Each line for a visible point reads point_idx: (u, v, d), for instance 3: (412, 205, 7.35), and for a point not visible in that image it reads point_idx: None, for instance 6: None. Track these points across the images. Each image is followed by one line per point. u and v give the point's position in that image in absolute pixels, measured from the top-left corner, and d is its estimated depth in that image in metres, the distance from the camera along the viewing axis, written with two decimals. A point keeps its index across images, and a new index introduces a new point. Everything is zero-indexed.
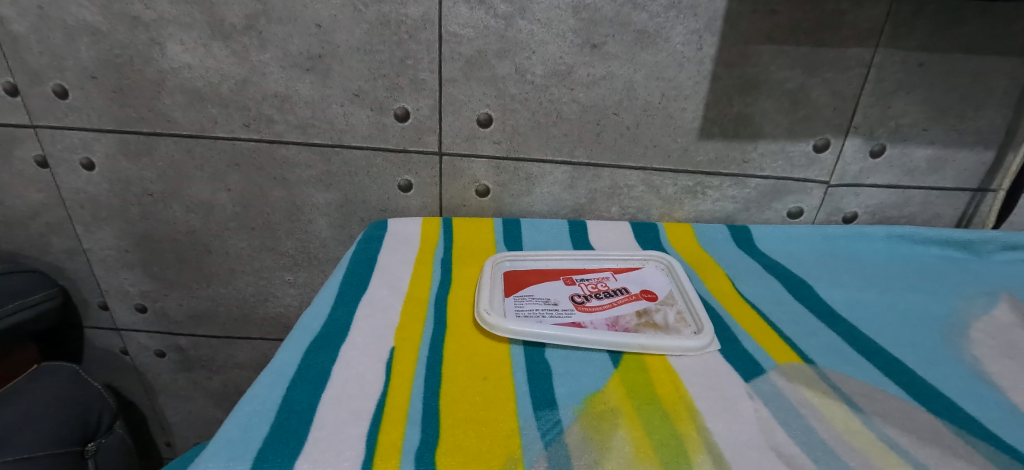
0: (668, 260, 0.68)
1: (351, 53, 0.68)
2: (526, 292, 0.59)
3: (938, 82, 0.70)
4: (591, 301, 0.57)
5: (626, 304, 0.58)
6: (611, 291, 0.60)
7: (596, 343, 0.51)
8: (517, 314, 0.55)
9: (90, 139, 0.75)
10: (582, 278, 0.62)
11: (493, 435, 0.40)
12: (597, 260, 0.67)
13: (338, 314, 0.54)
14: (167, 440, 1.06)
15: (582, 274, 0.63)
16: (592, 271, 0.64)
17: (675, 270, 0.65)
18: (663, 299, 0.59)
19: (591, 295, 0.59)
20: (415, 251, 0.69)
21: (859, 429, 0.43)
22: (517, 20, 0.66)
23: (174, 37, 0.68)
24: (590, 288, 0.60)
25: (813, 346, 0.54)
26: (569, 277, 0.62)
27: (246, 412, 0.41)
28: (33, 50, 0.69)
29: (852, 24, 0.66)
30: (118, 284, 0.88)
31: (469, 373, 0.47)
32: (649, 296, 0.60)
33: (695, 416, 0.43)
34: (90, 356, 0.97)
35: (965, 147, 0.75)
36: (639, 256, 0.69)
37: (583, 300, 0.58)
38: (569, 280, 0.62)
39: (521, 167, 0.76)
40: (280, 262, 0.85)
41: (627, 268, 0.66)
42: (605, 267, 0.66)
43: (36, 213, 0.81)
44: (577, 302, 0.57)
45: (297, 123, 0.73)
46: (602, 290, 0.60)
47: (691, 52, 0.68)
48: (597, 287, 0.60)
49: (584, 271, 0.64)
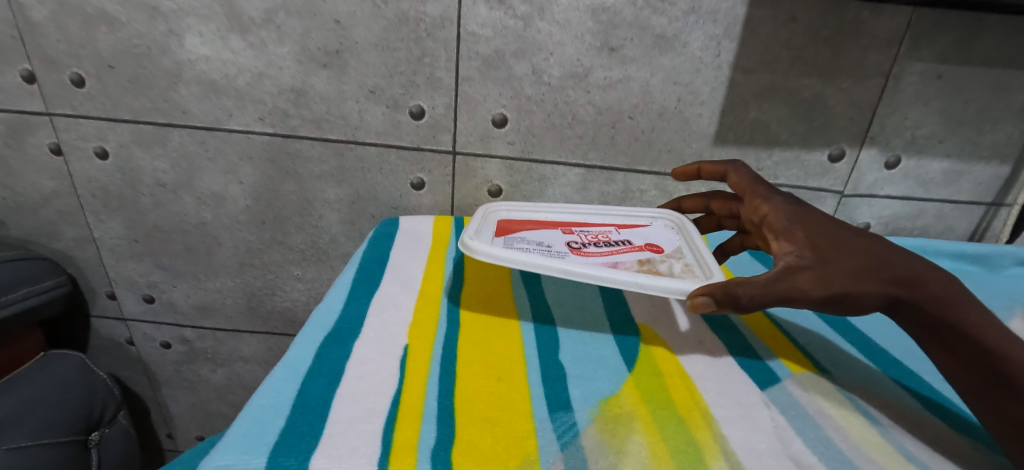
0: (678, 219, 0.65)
1: (368, 49, 0.68)
2: (522, 236, 0.57)
3: (957, 94, 0.70)
4: (588, 248, 0.55)
5: (630, 252, 0.55)
6: (612, 242, 0.57)
7: (589, 276, 0.48)
8: (507, 247, 0.53)
9: (104, 128, 0.75)
10: (583, 231, 0.60)
11: (508, 436, 0.40)
12: (602, 219, 0.65)
13: (351, 310, 0.54)
14: (169, 432, 1.05)
15: (583, 228, 0.61)
16: (596, 227, 0.62)
17: (685, 227, 0.62)
18: (671, 251, 0.56)
19: (591, 242, 0.57)
20: (427, 249, 0.68)
21: (877, 442, 0.42)
22: (536, 21, 0.66)
23: (192, 28, 0.68)
24: (589, 239, 0.58)
25: (827, 356, 0.54)
26: (569, 229, 0.60)
27: (259, 406, 0.40)
28: (50, 37, 0.69)
29: (871, 34, 0.66)
30: (127, 274, 0.88)
31: (484, 372, 0.47)
32: (654, 249, 0.56)
33: (712, 424, 0.43)
34: (95, 344, 0.96)
35: (981, 161, 0.74)
36: (647, 216, 0.66)
37: (580, 246, 0.55)
38: (569, 231, 0.60)
39: (534, 168, 0.76)
40: (290, 257, 0.85)
41: (633, 225, 0.63)
42: (611, 225, 0.63)
43: (48, 201, 0.81)
44: (573, 247, 0.55)
45: (312, 118, 0.73)
46: (602, 241, 0.57)
47: (709, 58, 0.68)
48: (598, 238, 0.58)
49: (586, 224, 0.63)
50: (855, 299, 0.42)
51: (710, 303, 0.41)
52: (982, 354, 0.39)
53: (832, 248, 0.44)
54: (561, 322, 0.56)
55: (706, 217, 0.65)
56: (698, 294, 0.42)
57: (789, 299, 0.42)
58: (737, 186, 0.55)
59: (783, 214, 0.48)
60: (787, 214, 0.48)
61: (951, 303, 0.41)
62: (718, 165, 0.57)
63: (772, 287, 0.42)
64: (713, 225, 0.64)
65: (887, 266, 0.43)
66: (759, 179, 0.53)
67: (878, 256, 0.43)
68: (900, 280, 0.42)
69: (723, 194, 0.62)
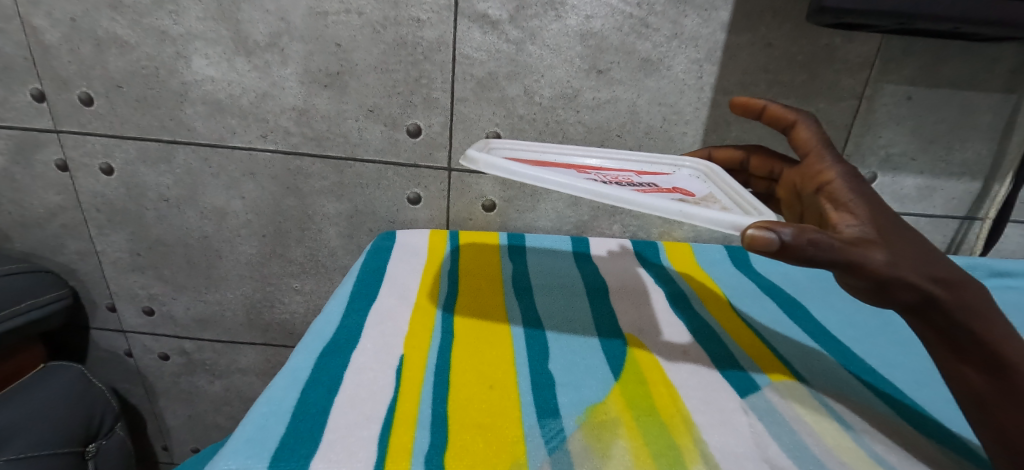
0: (704, 167, 0.57)
1: (368, 71, 0.72)
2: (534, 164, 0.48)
3: (927, 115, 0.73)
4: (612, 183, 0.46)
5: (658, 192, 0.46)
6: (636, 183, 0.48)
7: (620, 200, 0.40)
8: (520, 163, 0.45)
9: (110, 145, 0.78)
10: (600, 171, 0.51)
11: (499, 441, 0.42)
12: (618, 164, 0.56)
13: (350, 322, 0.56)
14: (164, 444, 1.06)
15: (600, 169, 0.52)
16: (613, 169, 0.53)
17: (713, 176, 0.55)
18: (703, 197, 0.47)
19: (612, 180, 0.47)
20: (423, 262, 0.71)
21: (850, 446, 0.44)
22: (528, 45, 0.70)
23: (199, 51, 0.71)
24: (610, 178, 0.49)
25: (805, 364, 0.56)
26: (585, 168, 0.51)
27: (262, 413, 0.42)
28: (62, 59, 0.72)
29: (844, 58, 0.70)
30: (128, 286, 0.90)
31: (476, 381, 0.49)
32: (684, 193, 0.48)
33: (692, 429, 0.45)
34: (94, 356, 0.98)
35: (953, 177, 0.78)
36: (670, 164, 0.58)
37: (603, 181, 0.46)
38: (585, 170, 0.51)
39: (527, 184, 0.80)
40: (289, 269, 0.87)
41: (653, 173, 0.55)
42: (629, 169, 0.54)
43: (52, 215, 0.83)
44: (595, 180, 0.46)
45: (313, 136, 0.76)
46: (625, 181, 0.48)
47: (691, 80, 0.72)
48: (619, 179, 0.49)
49: (604, 167, 0.53)
50: (895, 285, 0.38)
51: (774, 238, 0.34)
52: (992, 361, 0.38)
53: (893, 229, 0.39)
54: (551, 333, 0.58)
55: (736, 171, 0.60)
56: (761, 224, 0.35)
57: (840, 262, 0.37)
58: (802, 144, 0.47)
59: (849, 183, 0.42)
60: (852, 185, 0.42)
61: (980, 314, 0.38)
62: (789, 111, 0.49)
63: (834, 244, 0.36)
64: (740, 181, 0.60)
65: (933, 263, 0.39)
66: (830, 143, 0.46)
67: (926, 251, 0.39)
68: (941, 280, 0.38)
69: (767, 151, 0.56)
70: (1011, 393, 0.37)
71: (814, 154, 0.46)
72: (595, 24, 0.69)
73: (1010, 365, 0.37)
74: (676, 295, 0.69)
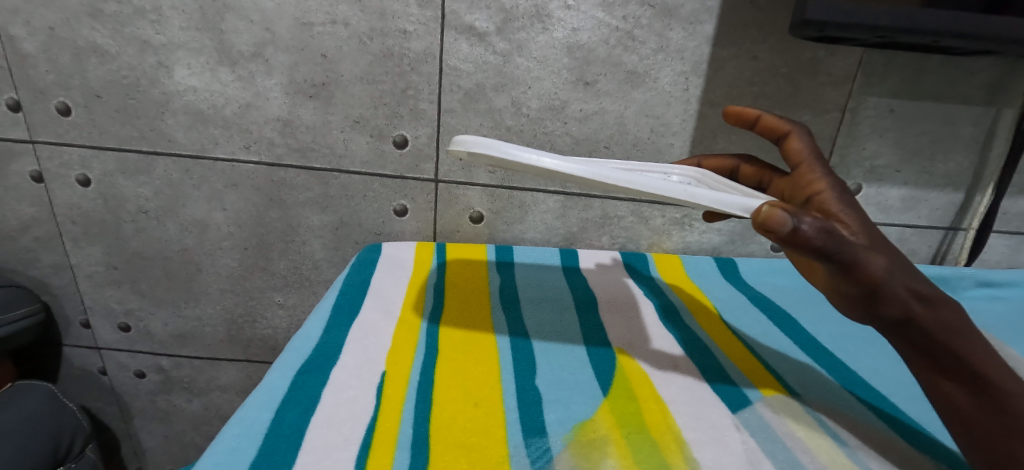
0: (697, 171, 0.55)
1: (354, 82, 0.71)
2: None
3: (909, 127, 0.75)
4: None
5: None
6: None
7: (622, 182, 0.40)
8: None
9: (88, 156, 0.76)
10: None
11: (482, 461, 0.40)
12: None
13: (331, 337, 0.54)
14: (139, 466, 1.02)
15: None
16: None
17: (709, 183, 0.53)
18: None
19: None
20: (409, 275, 0.70)
21: (845, 463, 0.43)
22: (515, 57, 0.70)
23: (182, 61, 0.70)
24: None
25: (797, 378, 0.55)
26: None
27: (233, 435, 0.40)
28: (39, 68, 0.70)
29: (827, 71, 0.71)
30: (104, 301, 0.87)
31: (461, 398, 0.48)
32: None
33: (683, 447, 0.44)
34: (66, 374, 0.94)
35: (936, 188, 0.79)
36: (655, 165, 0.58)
37: None
38: None
39: (515, 195, 0.79)
40: (271, 283, 0.85)
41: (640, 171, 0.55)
42: None
43: (26, 227, 0.81)
44: None
45: (297, 146, 0.75)
46: None
47: (678, 92, 0.72)
48: None
49: None
50: (881, 295, 0.38)
51: (789, 220, 0.33)
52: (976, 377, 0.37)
53: (882, 240, 0.39)
54: (539, 347, 0.57)
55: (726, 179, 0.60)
56: (780, 204, 0.34)
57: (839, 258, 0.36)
58: (794, 154, 0.47)
59: (840, 195, 0.41)
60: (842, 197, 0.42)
61: (960, 332, 0.38)
62: (783, 122, 0.49)
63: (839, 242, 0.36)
64: None
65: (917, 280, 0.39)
66: (822, 157, 0.46)
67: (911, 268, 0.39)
68: (924, 297, 0.39)
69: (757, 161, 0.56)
70: (999, 412, 0.36)
71: (806, 164, 0.46)
72: (581, 37, 0.69)
73: (996, 383, 0.37)
74: (666, 307, 0.68)
